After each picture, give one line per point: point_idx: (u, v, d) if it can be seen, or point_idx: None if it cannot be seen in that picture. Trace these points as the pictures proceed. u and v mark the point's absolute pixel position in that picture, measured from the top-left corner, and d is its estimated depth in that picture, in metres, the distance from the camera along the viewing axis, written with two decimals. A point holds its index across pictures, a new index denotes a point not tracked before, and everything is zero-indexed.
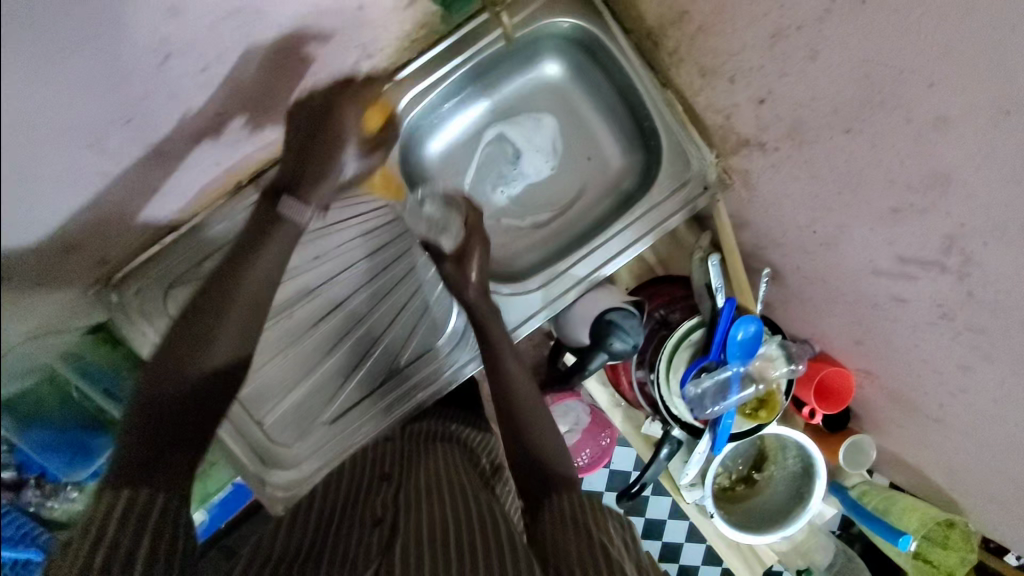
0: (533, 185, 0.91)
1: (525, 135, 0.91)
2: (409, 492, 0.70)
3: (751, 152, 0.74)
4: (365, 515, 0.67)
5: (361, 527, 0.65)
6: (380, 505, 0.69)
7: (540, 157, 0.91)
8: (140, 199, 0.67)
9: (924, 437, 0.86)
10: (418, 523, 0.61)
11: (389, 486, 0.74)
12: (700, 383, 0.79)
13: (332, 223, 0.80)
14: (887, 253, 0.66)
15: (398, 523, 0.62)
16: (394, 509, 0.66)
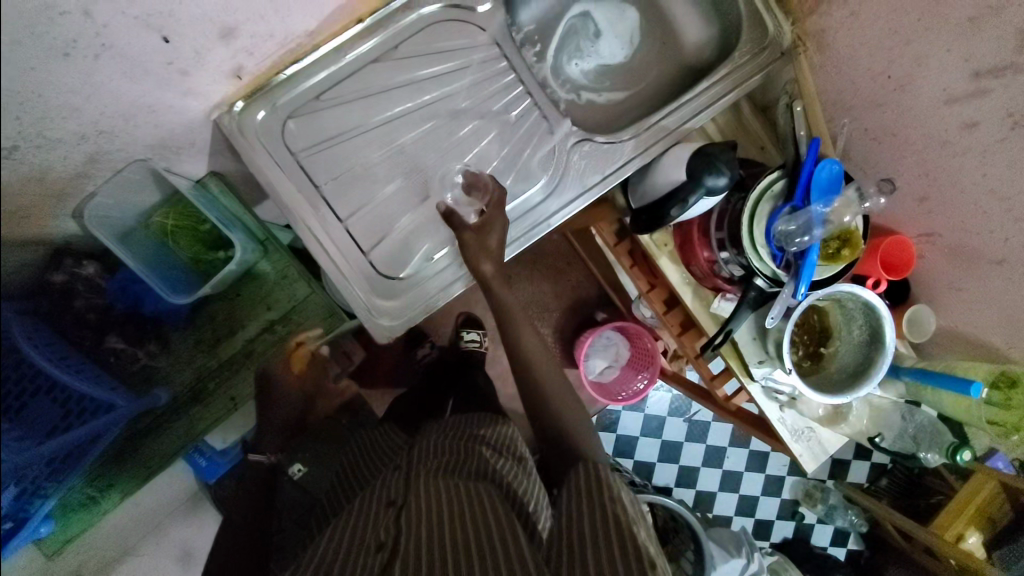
0: (611, 63, 0.96)
1: (606, 18, 0.97)
2: (411, 510, 0.77)
3: (831, 5, 0.84)
4: (371, 539, 0.74)
5: (367, 549, 0.73)
6: (383, 528, 0.76)
7: (617, 40, 0.97)
8: None
9: (983, 291, 0.91)
10: (418, 546, 0.69)
11: (396, 508, 0.80)
12: (788, 223, 0.85)
13: (443, 65, 0.85)
14: (962, 71, 0.73)
15: (398, 547, 0.70)
16: (398, 525, 0.75)
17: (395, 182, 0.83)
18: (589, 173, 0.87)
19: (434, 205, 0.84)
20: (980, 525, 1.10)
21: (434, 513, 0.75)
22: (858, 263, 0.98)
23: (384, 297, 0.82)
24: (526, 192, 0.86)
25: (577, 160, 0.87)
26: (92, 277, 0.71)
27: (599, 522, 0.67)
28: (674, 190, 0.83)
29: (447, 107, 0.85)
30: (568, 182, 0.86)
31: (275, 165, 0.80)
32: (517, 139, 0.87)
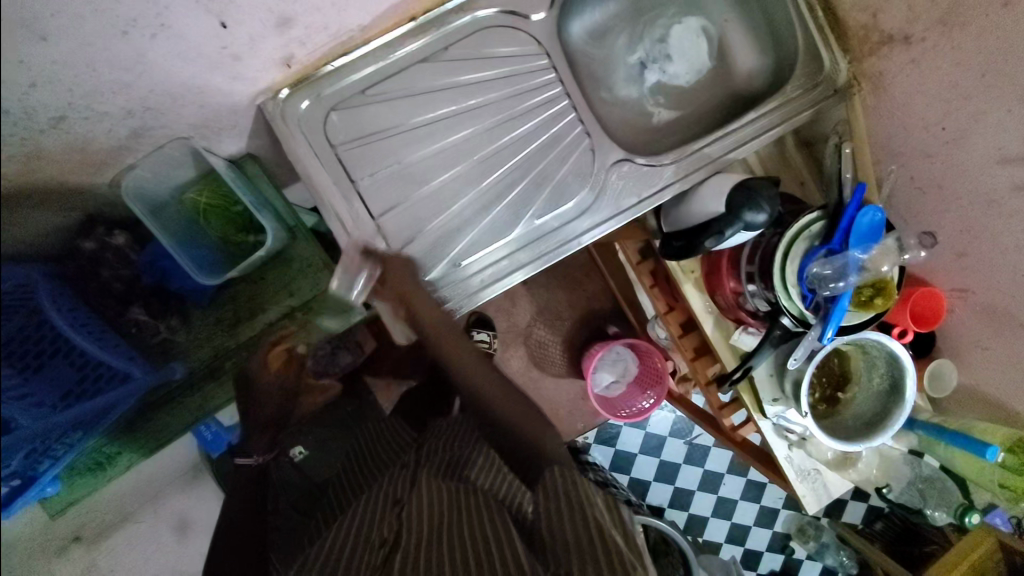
0: (659, 83, 0.95)
1: (658, 34, 0.94)
2: (410, 513, 0.78)
3: (891, 50, 0.82)
4: (374, 536, 0.77)
5: (369, 547, 0.75)
6: (386, 525, 0.78)
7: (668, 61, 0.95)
8: None
9: (1010, 353, 0.89)
10: (415, 551, 0.71)
11: (398, 503, 0.83)
12: (823, 266, 0.83)
13: (492, 71, 0.84)
14: (1020, 133, 0.71)
15: (399, 544, 0.73)
16: (400, 525, 0.77)
17: (432, 184, 0.83)
18: (626, 194, 0.86)
19: (468, 211, 0.84)
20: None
21: (433, 518, 0.77)
22: (886, 312, 0.97)
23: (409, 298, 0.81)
24: (561, 206, 0.85)
25: (616, 180, 0.86)
26: (122, 248, 0.63)
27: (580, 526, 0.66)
28: (710, 221, 0.82)
29: (491, 113, 0.84)
30: (607, 201, 0.86)
31: (314, 155, 0.80)
32: (555, 151, 0.86)
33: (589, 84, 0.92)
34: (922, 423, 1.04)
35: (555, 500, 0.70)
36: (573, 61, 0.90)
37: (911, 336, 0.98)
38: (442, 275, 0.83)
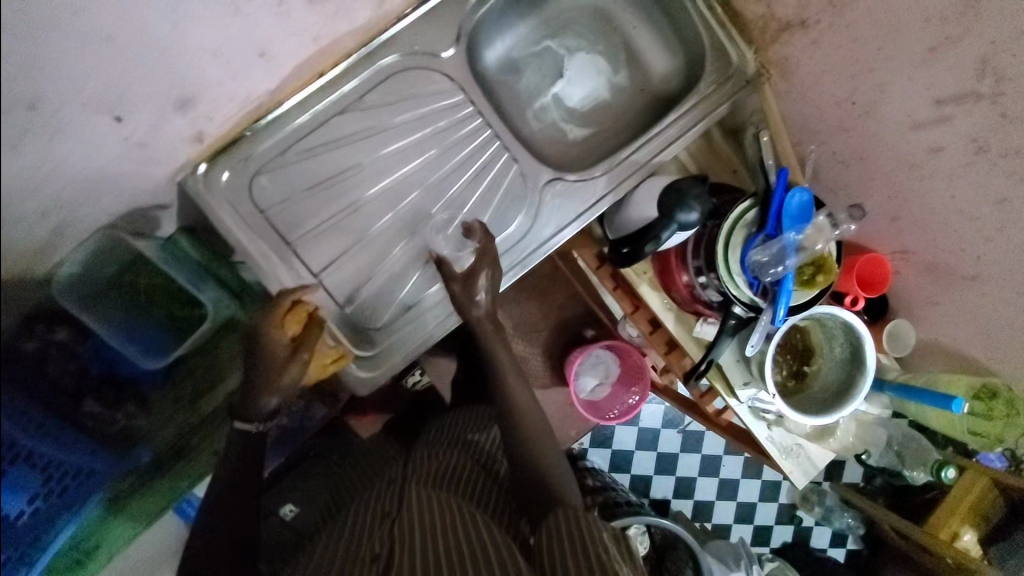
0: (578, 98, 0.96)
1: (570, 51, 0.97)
2: (410, 521, 0.72)
3: (791, 36, 0.83)
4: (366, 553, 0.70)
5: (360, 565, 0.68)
6: (378, 540, 0.71)
7: (583, 77, 0.97)
8: None
9: (956, 304, 0.92)
10: (411, 559, 0.64)
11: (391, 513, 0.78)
12: (761, 253, 0.85)
13: (410, 114, 0.85)
14: (923, 100, 0.74)
15: (396, 559, 0.65)
16: (393, 535, 0.71)
17: (368, 234, 0.83)
18: (564, 210, 0.87)
19: (408, 256, 0.84)
20: (975, 523, 1.06)
21: (430, 523, 0.71)
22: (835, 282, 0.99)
23: (367, 349, 0.82)
24: (500, 235, 0.86)
25: (551, 199, 0.87)
26: (66, 342, 0.57)
27: (588, 555, 0.59)
28: (652, 225, 0.83)
29: (414, 157, 0.85)
30: (548, 221, 0.86)
31: (242, 223, 0.79)
32: (485, 181, 0.87)
33: (510, 109, 0.93)
34: (890, 383, 1.06)
35: (558, 535, 0.65)
36: (490, 89, 0.91)
37: (862, 302, 1.00)
38: (397, 318, 0.84)
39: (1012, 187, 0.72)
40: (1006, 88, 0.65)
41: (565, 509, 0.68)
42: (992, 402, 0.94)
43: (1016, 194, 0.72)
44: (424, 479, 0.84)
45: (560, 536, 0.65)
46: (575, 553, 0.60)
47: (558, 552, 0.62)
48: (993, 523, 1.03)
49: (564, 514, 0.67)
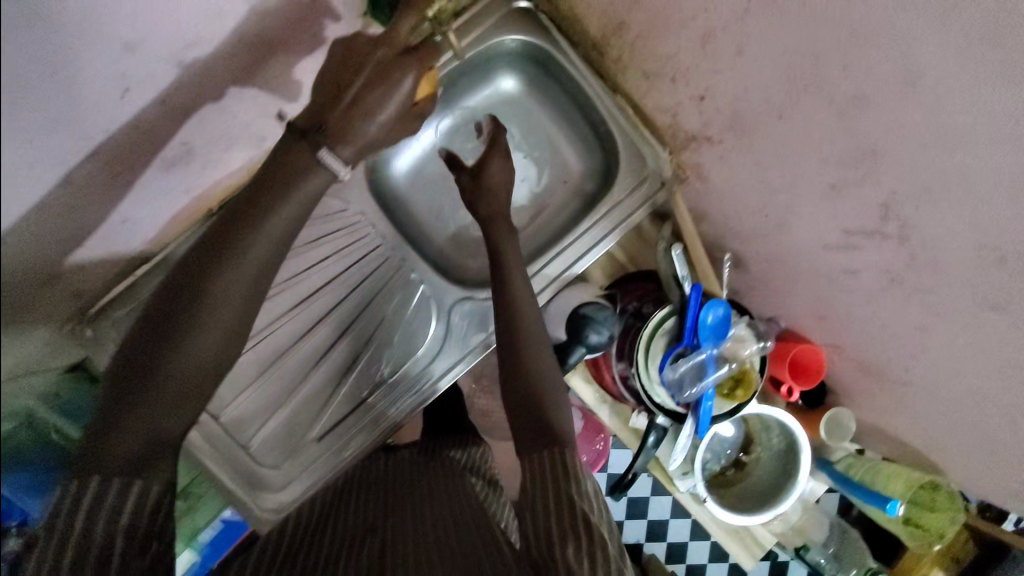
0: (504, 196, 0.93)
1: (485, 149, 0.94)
2: (403, 525, 0.65)
3: (700, 146, 0.80)
4: (342, 539, 0.63)
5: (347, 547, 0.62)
6: (360, 523, 0.66)
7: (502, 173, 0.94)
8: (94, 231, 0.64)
9: (893, 402, 0.88)
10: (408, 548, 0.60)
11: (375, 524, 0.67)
12: (677, 368, 0.83)
13: (311, 243, 0.84)
14: (833, 227, 0.69)
15: (390, 543, 0.61)
16: (377, 526, 0.65)
17: (273, 369, 0.83)
18: (471, 331, 0.85)
19: (328, 377, 0.84)
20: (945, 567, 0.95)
21: (421, 521, 0.66)
22: (767, 371, 0.93)
23: (271, 488, 0.81)
24: (411, 359, 0.85)
25: (458, 322, 0.85)
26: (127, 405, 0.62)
27: (561, 506, 0.55)
28: (574, 333, 0.79)
29: (315, 287, 0.84)
30: (454, 345, 0.85)
31: None
32: (402, 296, 0.86)
33: (422, 220, 0.92)
34: (832, 468, 1.02)
35: (539, 480, 0.58)
36: (402, 203, 0.91)
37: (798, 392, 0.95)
38: (315, 443, 0.83)
39: (929, 318, 0.68)
40: (911, 233, 0.60)
41: (558, 450, 0.60)
42: (935, 495, 0.89)
43: (935, 325, 0.67)
44: (409, 498, 0.72)
45: (540, 479, 0.58)
46: (551, 507, 0.55)
47: (540, 496, 0.56)
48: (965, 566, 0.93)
49: (548, 456, 0.60)
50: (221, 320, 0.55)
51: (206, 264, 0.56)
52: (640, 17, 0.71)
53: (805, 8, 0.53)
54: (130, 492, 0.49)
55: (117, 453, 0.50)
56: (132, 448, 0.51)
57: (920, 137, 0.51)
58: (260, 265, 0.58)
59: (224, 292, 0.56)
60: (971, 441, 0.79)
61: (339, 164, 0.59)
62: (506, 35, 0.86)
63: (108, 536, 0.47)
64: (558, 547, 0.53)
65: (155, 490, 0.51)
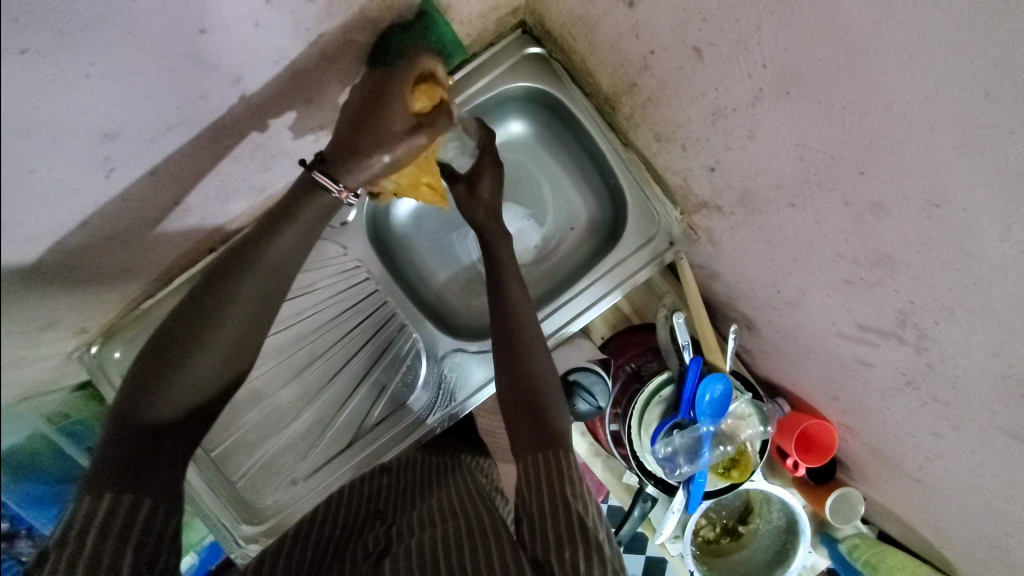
0: (524, 224, 0.90)
1: (511, 181, 0.90)
2: (406, 527, 0.64)
3: (711, 213, 0.76)
4: (358, 552, 0.62)
5: (361, 552, 0.62)
6: (373, 539, 0.64)
7: (518, 208, 0.90)
8: (100, 281, 0.65)
9: (907, 494, 0.80)
10: (412, 547, 0.58)
11: (384, 522, 0.68)
12: (671, 441, 0.78)
13: (312, 282, 0.84)
14: (846, 318, 0.64)
15: (392, 549, 0.60)
16: (383, 530, 0.66)
17: (264, 407, 0.83)
18: (459, 387, 0.84)
19: (322, 410, 0.84)
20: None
21: (429, 518, 0.64)
22: (771, 443, 0.87)
23: (253, 524, 0.79)
24: (406, 400, 0.85)
25: (447, 371, 0.85)
26: None
27: (557, 506, 0.54)
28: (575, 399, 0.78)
29: (311, 328, 0.85)
30: (443, 398, 0.84)
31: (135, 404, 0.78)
32: (399, 331, 0.86)
33: (423, 264, 0.91)
34: (835, 546, 0.95)
35: (534, 480, 0.57)
36: (403, 246, 0.90)
37: (805, 468, 0.87)
38: (304, 481, 0.82)
39: (945, 427, 0.62)
40: (929, 344, 0.54)
41: (559, 449, 0.59)
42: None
43: (951, 434, 0.61)
44: (418, 499, 0.72)
45: (538, 476, 0.57)
46: (543, 487, 0.56)
47: (537, 495, 0.56)
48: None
49: (544, 457, 0.59)
50: (229, 324, 0.56)
51: (216, 290, 0.56)
52: (651, 80, 0.68)
53: (817, 109, 0.48)
54: (134, 504, 0.46)
55: (118, 461, 0.48)
56: (132, 455, 0.49)
57: (938, 258, 0.46)
58: (263, 276, 0.58)
59: (229, 307, 0.56)
60: (988, 556, 0.71)
61: (331, 180, 0.60)
62: (515, 83, 0.83)
63: (116, 557, 0.43)
64: (554, 551, 0.52)
65: (163, 509, 0.48)
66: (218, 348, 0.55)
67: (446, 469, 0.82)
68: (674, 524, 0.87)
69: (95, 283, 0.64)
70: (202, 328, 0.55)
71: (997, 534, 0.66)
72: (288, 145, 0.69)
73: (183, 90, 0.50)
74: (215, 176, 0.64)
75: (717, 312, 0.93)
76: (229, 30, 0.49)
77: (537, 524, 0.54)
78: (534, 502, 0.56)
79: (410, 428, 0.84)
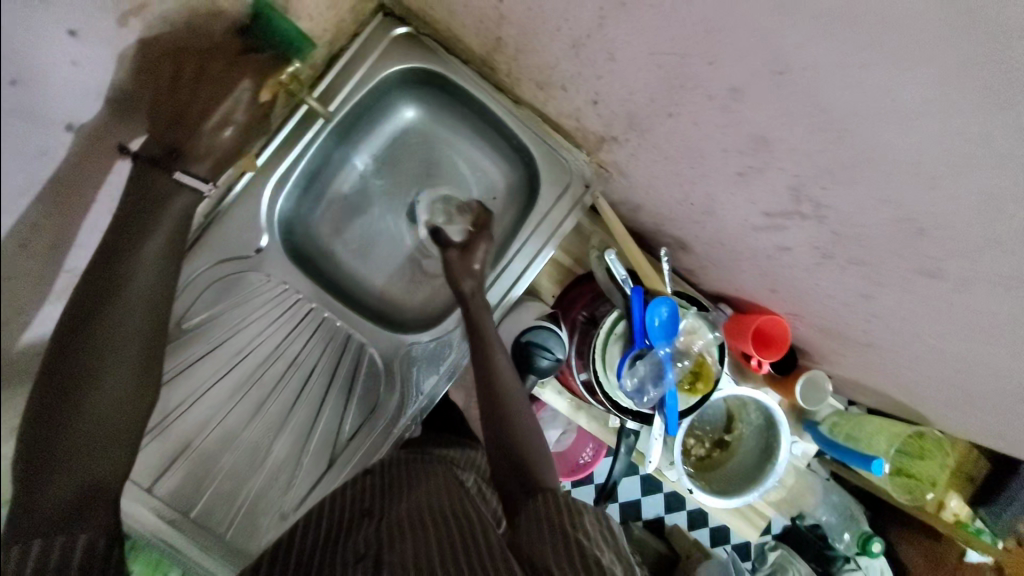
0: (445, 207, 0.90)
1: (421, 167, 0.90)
2: (393, 527, 0.65)
3: (611, 145, 0.77)
4: (348, 554, 0.63)
5: (347, 558, 0.62)
6: (363, 540, 0.64)
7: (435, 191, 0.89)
8: None
9: (864, 361, 0.84)
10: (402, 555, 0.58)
11: (369, 519, 0.69)
12: (635, 371, 0.80)
13: (245, 315, 0.82)
14: (754, 210, 0.66)
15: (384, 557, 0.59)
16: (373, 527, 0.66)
17: (233, 453, 0.81)
18: (423, 379, 0.84)
19: (292, 438, 0.83)
20: (961, 487, 0.88)
21: (417, 518, 0.65)
22: (731, 348, 0.89)
23: None
24: (373, 406, 0.84)
25: (405, 368, 0.84)
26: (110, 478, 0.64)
27: (560, 530, 0.55)
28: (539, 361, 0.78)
29: (255, 363, 0.82)
30: (409, 394, 0.84)
31: None
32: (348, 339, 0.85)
33: (356, 271, 0.90)
34: (818, 430, 0.98)
35: (540, 520, 0.58)
36: (331, 259, 0.89)
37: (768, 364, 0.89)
38: (293, 513, 0.81)
39: (869, 286, 0.65)
40: (826, 211, 0.57)
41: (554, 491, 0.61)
42: (921, 442, 0.88)
43: (877, 290, 0.64)
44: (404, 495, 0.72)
45: (543, 514, 0.59)
46: (549, 524, 0.57)
47: (541, 535, 0.56)
48: (981, 484, 0.86)
49: (547, 497, 0.61)
50: (104, 366, 0.59)
51: (91, 330, 0.58)
52: (513, 31, 0.68)
53: (653, 13, 0.50)
54: (69, 544, 0.53)
55: (39, 519, 0.53)
56: (67, 502, 0.55)
57: (804, 125, 0.49)
58: (142, 314, 0.63)
59: (106, 349, 0.59)
60: (945, 393, 0.75)
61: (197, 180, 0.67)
62: (391, 67, 0.82)
63: None
64: (554, 566, 0.52)
65: (102, 540, 0.55)
66: (114, 389, 0.60)
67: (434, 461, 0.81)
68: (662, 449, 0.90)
69: None
70: (69, 376, 0.57)
71: (943, 369, 0.70)
72: None
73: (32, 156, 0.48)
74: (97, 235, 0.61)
75: (650, 242, 0.95)
76: (48, 79, 0.47)
77: (538, 550, 0.55)
78: (536, 538, 0.56)
79: (387, 432, 0.84)
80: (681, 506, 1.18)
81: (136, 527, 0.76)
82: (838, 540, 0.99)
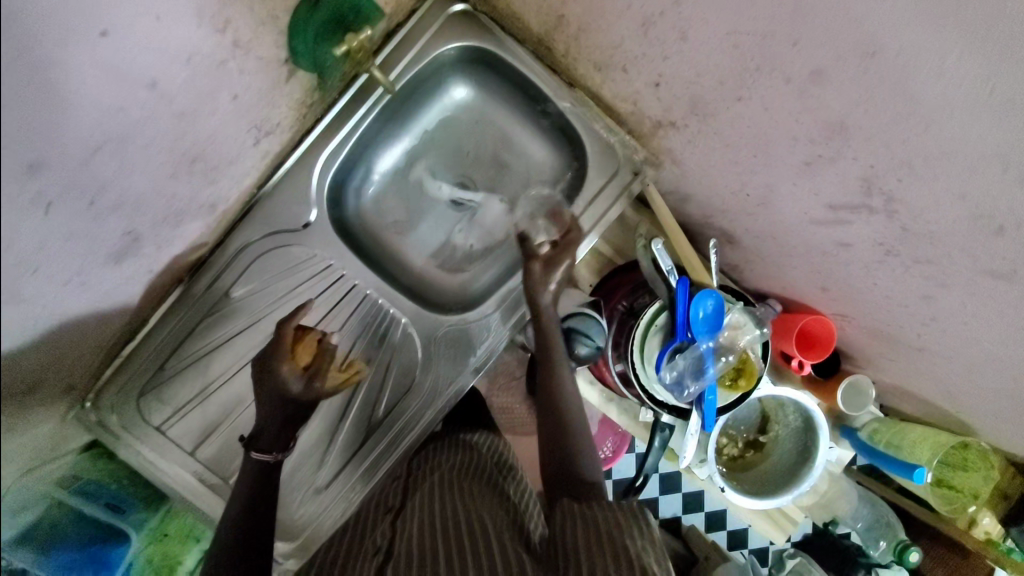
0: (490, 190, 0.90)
1: (468, 150, 0.90)
2: (410, 515, 0.69)
3: (667, 131, 0.75)
4: (372, 544, 0.67)
5: (365, 557, 0.64)
6: (381, 533, 0.68)
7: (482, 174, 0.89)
8: (90, 322, 0.65)
9: (913, 367, 0.81)
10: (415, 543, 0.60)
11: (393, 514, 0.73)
12: (676, 364, 0.78)
13: (289, 288, 0.82)
14: (816, 203, 0.64)
15: (395, 548, 0.62)
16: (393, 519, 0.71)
17: None
18: (460, 361, 0.84)
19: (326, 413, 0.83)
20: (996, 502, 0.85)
21: (428, 506, 0.69)
22: (772, 347, 0.87)
23: (285, 541, 0.79)
24: (410, 385, 0.84)
25: (442, 350, 0.84)
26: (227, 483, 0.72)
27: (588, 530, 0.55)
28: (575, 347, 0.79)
29: None
30: (446, 375, 0.83)
31: (154, 453, 0.78)
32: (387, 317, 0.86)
33: (398, 249, 0.90)
34: (857, 436, 0.95)
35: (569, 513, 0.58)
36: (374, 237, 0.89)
37: (810, 365, 0.87)
38: (325, 488, 0.81)
39: (933, 288, 0.62)
40: (897, 206, 0.55)
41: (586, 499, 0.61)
42: (965, 453, 0.83)
43: (941, 293, 0.62)
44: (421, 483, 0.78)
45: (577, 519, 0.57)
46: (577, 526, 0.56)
47: (570, 531, 0.55)
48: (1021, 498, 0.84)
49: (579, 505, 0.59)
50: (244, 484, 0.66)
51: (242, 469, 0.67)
52: (576, 7, 0.70)
53: None
54: None
55: None
56: None
57: (888, 110, 0.47)
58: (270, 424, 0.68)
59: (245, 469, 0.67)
60: (1002, 405, 0.72)
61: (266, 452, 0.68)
62: (447, 45, 0.81)
63: None
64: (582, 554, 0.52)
65: None
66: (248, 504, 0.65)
67: (460, 456, 0.81)
68: (695, 446, 0.89)
69: (73, 329, 0.62)
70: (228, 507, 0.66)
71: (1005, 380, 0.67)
72: (229, 151, 0.69)
73: (109, 110, 0.49)
74: (159, 196, 0.61)
75: (694, 236, 0.93)
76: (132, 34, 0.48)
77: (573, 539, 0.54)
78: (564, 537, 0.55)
79: (423, 412, 0.83)
80: (699, 507, 1.17)
81: (178, 487, 0.78)
82: (873, 548, 0.93)
